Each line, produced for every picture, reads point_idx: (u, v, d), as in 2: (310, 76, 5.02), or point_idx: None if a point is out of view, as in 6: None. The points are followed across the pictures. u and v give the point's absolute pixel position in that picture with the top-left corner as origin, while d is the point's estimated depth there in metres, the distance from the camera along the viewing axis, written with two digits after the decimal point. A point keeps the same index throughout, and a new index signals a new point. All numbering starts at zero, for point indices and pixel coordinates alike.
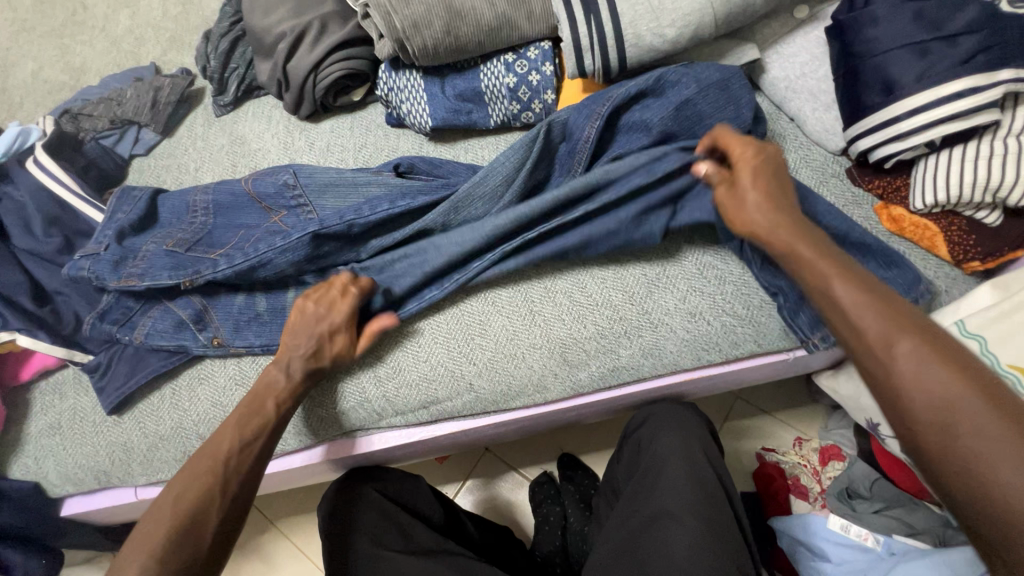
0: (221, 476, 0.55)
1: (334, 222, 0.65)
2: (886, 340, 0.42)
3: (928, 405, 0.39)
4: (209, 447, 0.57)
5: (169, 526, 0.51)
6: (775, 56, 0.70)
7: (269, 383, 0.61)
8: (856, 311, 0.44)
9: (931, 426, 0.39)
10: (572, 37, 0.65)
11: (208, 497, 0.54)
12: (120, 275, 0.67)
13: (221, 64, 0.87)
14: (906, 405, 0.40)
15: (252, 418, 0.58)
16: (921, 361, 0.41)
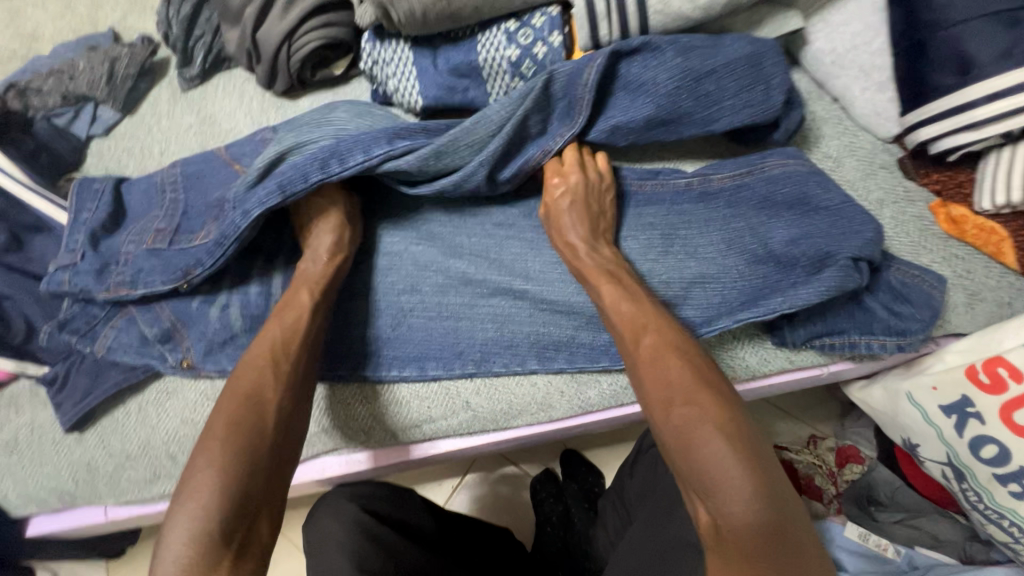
0: (274, 360, 0.49)
1: (297, 185, 0.55)
2: (636, 330, 0.48)
3: (668, 371, 0.44)
4: (255, 343, 0.51)
5: (232, 418, 0.45)
6: (820, 26, 0.60)
7: (301, 277, 0.56)
8: (615, 306, 0.50)
9: (657, 398, 0.43)
10: (587, 3, 0.55)
11: (259, 380, 0.48)
12: (107, 284, 0.60)
13: (184, 30, 0.76)
14: (649, 380, 0.44)
15: (287, 310, 0.53)
16: (657, 347, 0.46)
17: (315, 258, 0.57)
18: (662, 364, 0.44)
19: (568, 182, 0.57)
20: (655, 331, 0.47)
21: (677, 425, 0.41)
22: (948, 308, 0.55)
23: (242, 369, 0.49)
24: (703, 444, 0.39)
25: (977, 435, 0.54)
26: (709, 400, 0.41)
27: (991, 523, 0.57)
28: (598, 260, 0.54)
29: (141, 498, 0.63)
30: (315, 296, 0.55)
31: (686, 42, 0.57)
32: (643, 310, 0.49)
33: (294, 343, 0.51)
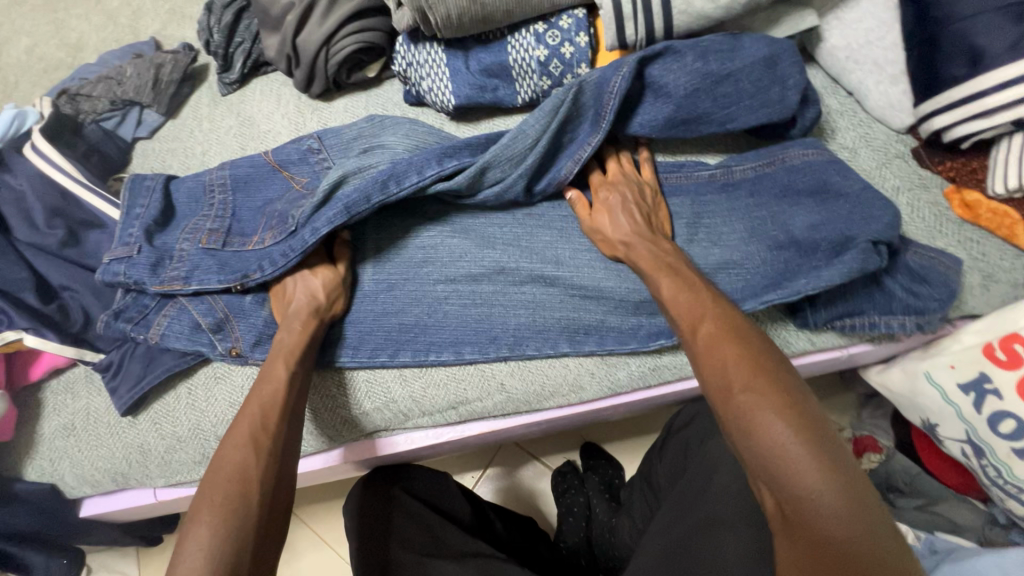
0: (256, 433, 0.50)
1: (361, 206, 0.60)
2: (693, 323, 0.49)
3: (731, 356, 0.44)
4: (239, 417, 0.52)
5: (216, 495, 0.46)
6: (834, 23, 0.63)
7: (277, 349, 0.57)
8: (672, 302, 0.52)
9: (718, 389, 0.44)
10: (614, 4, 0.59)
11: (243, 461, 0.48)
12: (162, 278, 0.64)
13: (225, 38, 0.81)
14: (708, 371, 0.45)
15: (264, 382, 0.54)
16: (714, 337, 0.47)
17: (289, 327, 0.58)
18: (720, 353, 0.45)
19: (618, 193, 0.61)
20: (712, 321, 0.48)
21: (738, 416, 0.41)
22: (965, 289, 0.58)
23: (225, 444, 0.50)
24: (768, 430, 0.39)
25: (995, 411, 0.57)
26: (771, 386, 0.42)
27: (1010, 497, 0.59)
28: (657, 255, 0.56)
29: (190, 478, 0.66)
30: (291, 366, 0.56)
31: (706, 46, 0.60)
32: (699, 301, 0.50)
33: (274, 412, 0.52)
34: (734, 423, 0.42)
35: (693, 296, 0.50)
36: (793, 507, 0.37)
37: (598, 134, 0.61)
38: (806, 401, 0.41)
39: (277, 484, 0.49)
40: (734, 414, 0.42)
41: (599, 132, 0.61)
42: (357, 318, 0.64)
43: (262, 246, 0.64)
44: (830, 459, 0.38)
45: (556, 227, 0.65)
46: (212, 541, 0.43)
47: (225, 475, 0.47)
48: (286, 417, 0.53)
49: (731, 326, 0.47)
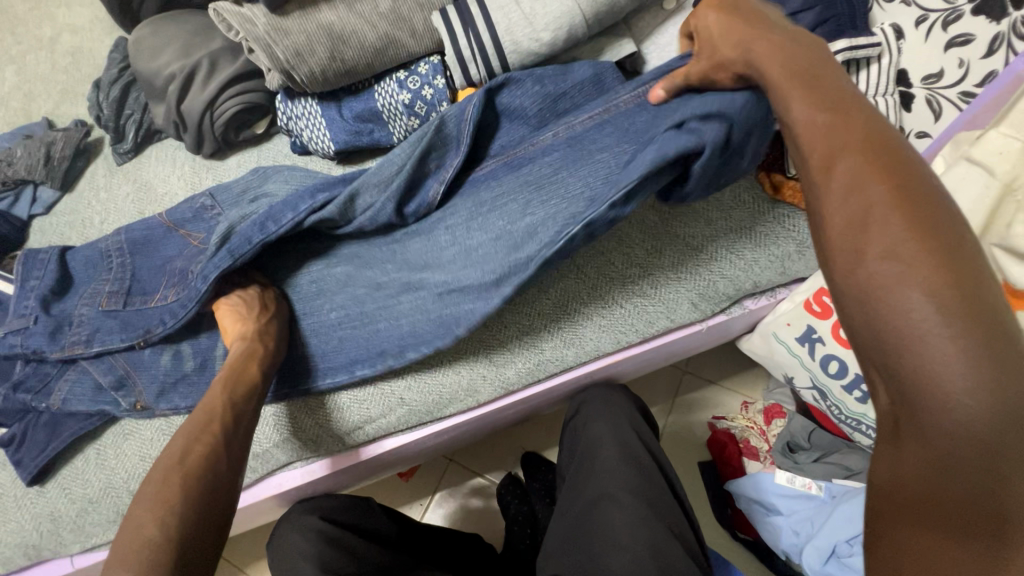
0: (223, 428, 0.54)
1: (244, 249, 0.64)
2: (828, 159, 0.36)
3: (878, 215, 0.33)
4: (201, 411, 0.55)
5: (183, 474, 0.48)
6: (652, 48, 0.74)
7: (241, 355, 0.61)
8: (803, 133, 0.39)
9: (840, 244, 0.34)
10: (455, 51, 0.69)
11: (210, 446, 0.52)
12: (61, 344, 0.66)
13: (115, 111, 0.85)
14: (834, 223, 0.35)
15: (239, 380, 0.58)
16: (857, 179, 0.35)
17: (258, 340, 0.63)
18: (857, 201, 0.34)
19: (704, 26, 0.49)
20: (854, 157, 0.35)
21: (868, 302, 0.33)
22: (784, 257, 0.68)
23: (189, 434, 0.53)
24: (909, 319, 0.31)
25: (824, 355, 0.66)
26: (926, 256, 0.31)
27: (856, 430, 0.69)
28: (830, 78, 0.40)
29: (106, 539, 0.67)
30: (263, 368, 0.61)
31: (541, 72, 0.69)
32: (848, 132, 0.36)
33: (243, 411, 0.57)
34: (860, 305, 0.33)
35: (840, 125, 0.37)
36: (908, 405, 0.31)
37: (462, 154, 0.67)
38: (973, 289, 0.31)
39: (238, 467, 0.53)
40: (858, 284, 0.33)
41: (462, 154, 0.67)
42: None
43: (164, 302, 0.68)
44: (994, 369, 0.29)
45: (427, 236, 0.69)
46: (163, 501, 0.46)
47: (185, 450, 0.51)
48: (250, 416, 0.57)
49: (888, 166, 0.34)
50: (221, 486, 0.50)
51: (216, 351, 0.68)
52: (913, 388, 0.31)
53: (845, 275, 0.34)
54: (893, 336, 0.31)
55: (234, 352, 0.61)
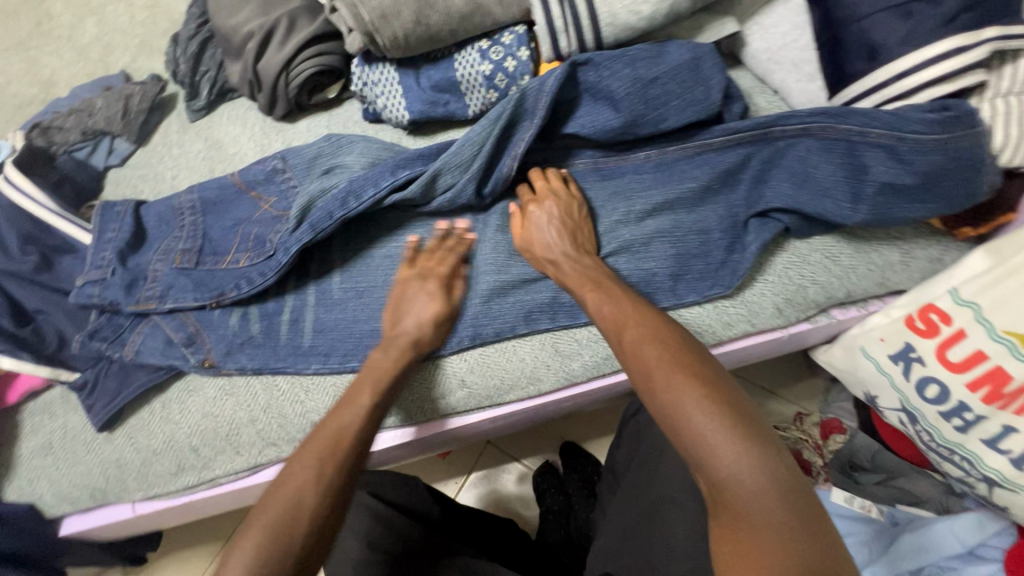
0: (337, 459, 0.50)
1: (325, 224, 0.64)
2: (617, 327, 0.53)
3: (651, 354, 0.48)
4: (326, 434, 0.52)
5: (264, 526, 0.45)
6: (754, 28, 0.69)
7: (372, 367, 0.59)
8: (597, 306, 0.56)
9: (645, 384, 0.47)
10: (547, 19, 0.65)
11: (299, 487, 0.47)
12: (136, 298, 0.67)
13: (191, 67, 0.85)
14: (642, 364, 0.48)
15: (343, 407, 0.54)
16: (639, 341, 0.50)
17: (386, 350, 0.60)
18: (642, 350, 0.49)
19: (547, 209, 0.64)
20: (634, 326, 0.52)
21: (667, 411, 0.45)
22: (886, 266, 0.64)
23: (312, 464, 0.49)
24: (689, 420, 0.43)
25: (921, 376, 0.62)
26: (687, 380, 0.45)
27: (946, 460, 0.64)
28: (583, 271, 0.60)
29: (167, 490, 0.68)
30: (378, 392, 0.56)
31: (632, 54, 0.66)
32: (623, 309, 0.54)
33: (346, 436, 0.52)
34: (665, 423, 0.45)
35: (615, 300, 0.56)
36: (722, 487, 0.41)
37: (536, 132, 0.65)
38: (727, 392, 0.45)
39: (327, 502, 0.47)
40: (665, 410, 0.45)
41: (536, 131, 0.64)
42: (330, 327, 0.67)
43: (237, 266, 0.68)
44: (745, 434, 0.42)
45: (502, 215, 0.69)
46: (265, 543, 0.44)
47: (294, 478, 0.48)
48: (360, 438, 0.52)
49: (649, 328, 0.51)
50: (301, 532, 0.45)
51: (281, 318, 0.68)
52: (696, 445, 0.42)
53: (651, 401, 0.46)
54: (688, 437, 0.43)
55: (370, 364, 0.59)
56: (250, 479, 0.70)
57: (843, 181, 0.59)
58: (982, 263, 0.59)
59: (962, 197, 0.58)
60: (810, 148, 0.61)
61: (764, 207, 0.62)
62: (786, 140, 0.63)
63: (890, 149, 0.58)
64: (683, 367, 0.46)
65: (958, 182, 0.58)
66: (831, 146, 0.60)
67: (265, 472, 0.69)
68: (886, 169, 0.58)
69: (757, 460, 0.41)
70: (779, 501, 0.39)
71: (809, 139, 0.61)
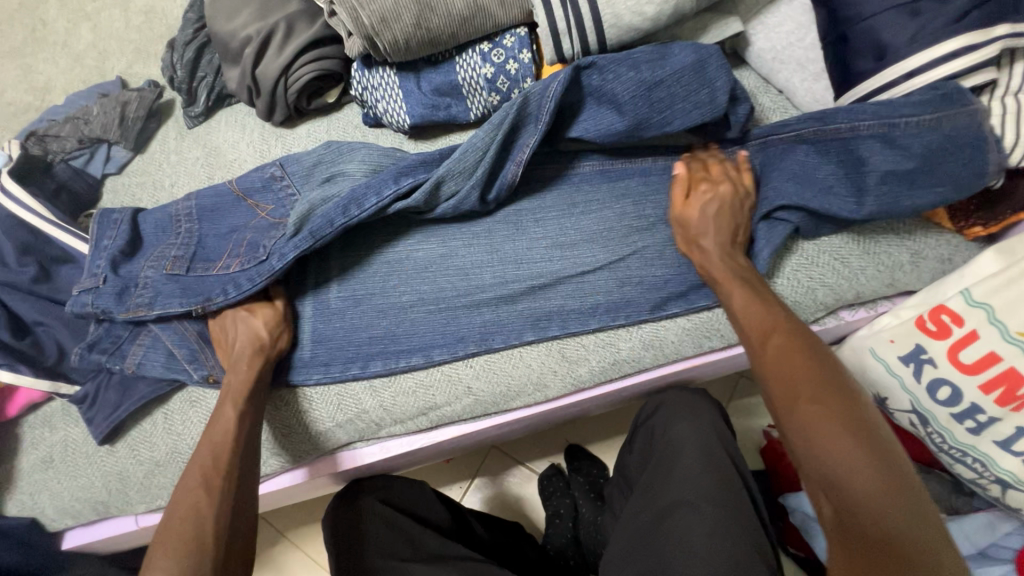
0: (215, 471, 0.52)
1: (325, 230, 0.62)
2: (763, 333, 0.52)
3: (795, 361, 0.48)
4: (198, 456, 0.54)
5: (186, 538, 0.47)
6: (760, 28, 0.68)
7: (227, 390, 0.59)
8: (740, 309, 0.55)
9: (781, 392, 0.47)
10: (549, 21, 0.64)
11: (198, 497, 0.50)
12: (127, 305, 0.66)
13: (188, 73, 0.84)
14: (780, 372, 0.48)
15: (213, 426, 0.56)
16: (785, 348, 0.49)
17: (236, 368, 0.60)
18: (788, 358, 0.48)
19: (709, 191, 0.62)
20: (781, 333, 0.50)
21: (803, 425, 0.44)
22: (895, 266, 0.63)
23: (196, 483, 0.51)
24: (833, 436, 0.42)
25: (933, 378, 0.63)
26: (832, 396, 0.44)
27: (958, 462, 0.65)
28: (733, 268, 0.59)
29: (170, 502, 0.67)
30: (239, 404, 0.57)
31: (633, 58, 0.64)
32: (769, 314, 0.53)
33: (226, 450, 0.54)
34: (796, 436, 0.45)
35: (761, 304, 0.54)
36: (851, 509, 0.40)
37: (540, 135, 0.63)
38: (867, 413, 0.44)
39: (233, 504, 0.51)
40: (796, 423, 0.45)
41: (540, 135, 0.63)
42: (329, 336, 0.65)
43: (227, 272, 0.65)
44: (886, 463, 0.41)
45: (506, 216, 0.68)
46: (173, 546, 0.47)
47: (195, 485, 0.51)
48: (231, 446, 0.54)
49: (797, 336, 0.50)
50: (210, 535, 0.48)
51: None
52: (826, 464, 0.42)
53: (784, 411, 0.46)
54: (818, 454, 0.43)
55: (240, 378, 0.59)
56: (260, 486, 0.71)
57: (844, 178, 0.60)
58: (994, 264, 0.59)
59: (972, 179, 0.57)
60: (808, 152, 0.62)
61: (769, 207, 0.61)
62: (782, 146, 0.65)
63: (885, 137, 0.59)
64: (829, 381, 0.45)
65: (963, 162, 0.57)
66: (825, 149, 0.61)
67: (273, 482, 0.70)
68: (884, 158, 0.59)
69: (883, 484, 0.40)
70: (917, 532, 0.38)
71: (802, 146, 0.62)
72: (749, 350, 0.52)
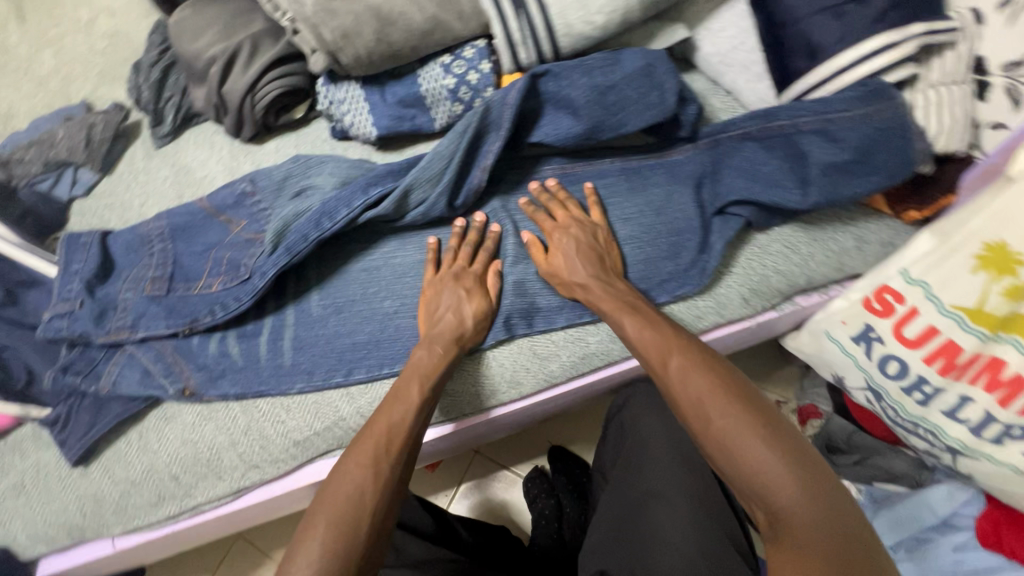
0: (388, 454, 0.55)
1: (300, 246, 0.65)
2: (663, 360, 0.56)
3: (699, 383, 0.52)
4: (370, 435, 0.56)
5: (350, 517, 0.51)
6: (704, 33, 0.72)
7: (415, 366, 0.61)
8: (638, 338, 0.58)
9: (693, 414, 0.51)
10: (504, 32, 0.68)
11: (367, 477, 0.53)
12: (108, 329, 0.66)
13: (155, 93, 0.85)
14: (692, 395, 0.52)
15: (394, 404, 0.58)
16: (686, 371, 0.54)
17: (430, 346, 0.62)
18: (691, 381, 0.53)
19: (571, 235, 0.65)
20: (678, 355, 0.55)
21: (723, 444, 0.49)
22: (842, 251, 0.67)
23: (357, 463, 0.54)
24: (752, 453, 0.47)
25: (882, 355, 0.66)
26: (744, 412, 0.49)
27: (913, 434, 0.68)
28: (619, 295, 0.62)
29: (148, 521, 0.67)
30: (425, 389, 0.60)
31: (586, 64, 0.69)
32: (665, 339, 0.57)
33: (399, 432, 0.57)
34: (720, 453, 0.49)
35: (655, 333, 0.58)
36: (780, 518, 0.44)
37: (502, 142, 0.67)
38: (777, 422, 0.49)
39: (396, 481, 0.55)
40: (717, 441, 0.49)
41: (502, 141, 0.66)
42: (309, 343, 0.67)
43: (208, 291, 0.68)
44: (801, 469, 0.46)
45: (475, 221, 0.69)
46: (334, 523, 0.50)
47: (364, 459, 0.54)
48: (407, 427, 0.57)
49: (698, 359, 0.54)
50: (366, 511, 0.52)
51: (259, 339, 0.68)
52: (752, 479, 0.47)
53: (703, 432, 0.50)
54: (745, 471, 0.47)
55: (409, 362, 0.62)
56: (232, 504, 0.69)
57: (790, 169, 0.63)
58: (929, 243, 0.62)
59: (900, 165, 0.62)
60: (755, 149, 0.66)
61: (722, 203, 0.65)
62: (732, 143, 0.68)
63: (823, 132, 0.64)
64: (738, 398, 0.50)
65: (894, 152, 0.62)
66: (772, 144, 0.65)
67: (249, 496, 0.69)
68: (822, 150, 0.63)
69: (804, 489, 0.45)
70: (843, 531, 0.42)
71: (751, 143, 0.66)
72: (655, 376, 0.56)
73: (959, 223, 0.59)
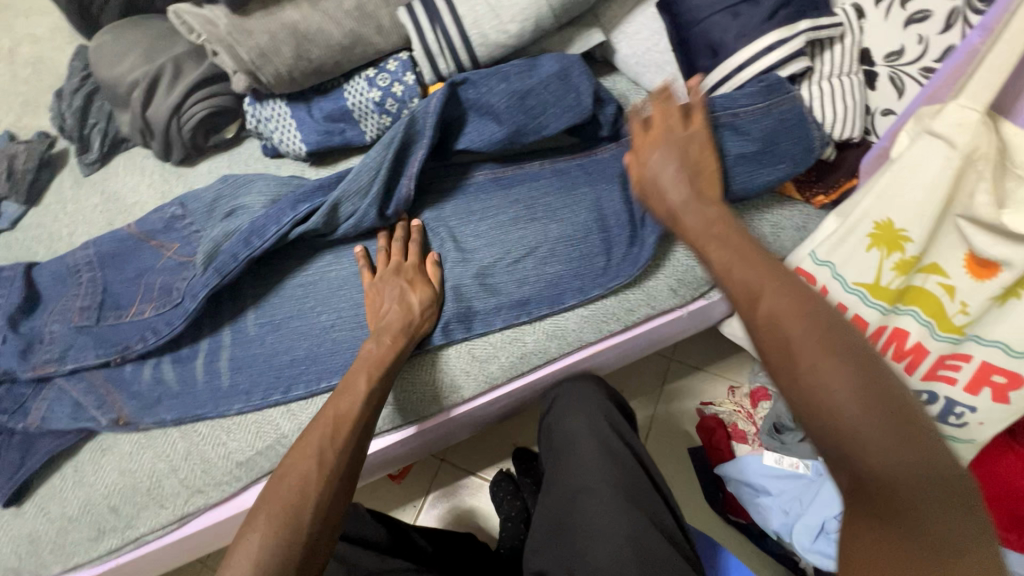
0: (333, 447, 0.53)
1: (230, 265, 0.64)
2: (751, 296, 0.42)
3: (799, 325, 0.39)
4: (313, 429, 0.55)
5: (286, 513, 0.49)
6: (620, 36, 0.76)
7: (363, 360, 0.61)
8: (729, 269, 0.45)
9: (780, 359, 0.40)
10: (423, 44, 0.70)
11: (306, 476, 0.51)
12: (33, 363, 0.65)
13: (78, 120, 0.84)
14: (789, 339, 0.39)
15: (342, 398, 0.57)
16: (780, 309, 0.41)
17: (378, 340, 0.62)
18: (784, 328, 0.40)
19: (663, 151, 0.57)
20: (772, 295, 0.42)
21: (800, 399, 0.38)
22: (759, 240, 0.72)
23: (296, 459, 0.52)
24: (844, 408, 0.36)
25: None
26: (847, 357, 0.37)
27: None
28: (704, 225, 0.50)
29: (87, 559, 0.65)
30: (371, 383, 0.59)
31: (507, 70, 0.70)
32: (758, 273, 0.43)
33: (345, 424, 0.56)
34: (806, 408, 0.38)
35: (748, 262, 0.44)
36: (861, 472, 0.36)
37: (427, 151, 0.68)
38: (879, 372, 0.37)
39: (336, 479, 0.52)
40: (800, 385, 0.38)
41: (426, 149, 0.68)
42: (246, 363, 0.67)
43: (140, 317, 0.67)
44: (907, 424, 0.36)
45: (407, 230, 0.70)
46: (274, 513, 0.49)
47: (308, 449, 0.53)
48: (354, 421, 0.56)
49: (790, 286, 0.42)
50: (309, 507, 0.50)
51: (196, 362, 0.67)
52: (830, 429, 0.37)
53: (791, 382, 0.39)
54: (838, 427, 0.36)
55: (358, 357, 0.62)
56: (167, 537, 0.67)
57: None
58: (831, 225, 0.67)
59: (803, 153, 0.66)
60: None
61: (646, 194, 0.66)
62: None
63: (732, 125, 0.65)
64: (844, 344, 0.38)
65: (797, 140, 0.66)
66: None
67: (193, 525, 0.67)
68: (738, 141, 0.65)
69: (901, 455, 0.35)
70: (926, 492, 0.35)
71: None
72: (738, 317, 0.44)
73: (849, 206, 0.65)
